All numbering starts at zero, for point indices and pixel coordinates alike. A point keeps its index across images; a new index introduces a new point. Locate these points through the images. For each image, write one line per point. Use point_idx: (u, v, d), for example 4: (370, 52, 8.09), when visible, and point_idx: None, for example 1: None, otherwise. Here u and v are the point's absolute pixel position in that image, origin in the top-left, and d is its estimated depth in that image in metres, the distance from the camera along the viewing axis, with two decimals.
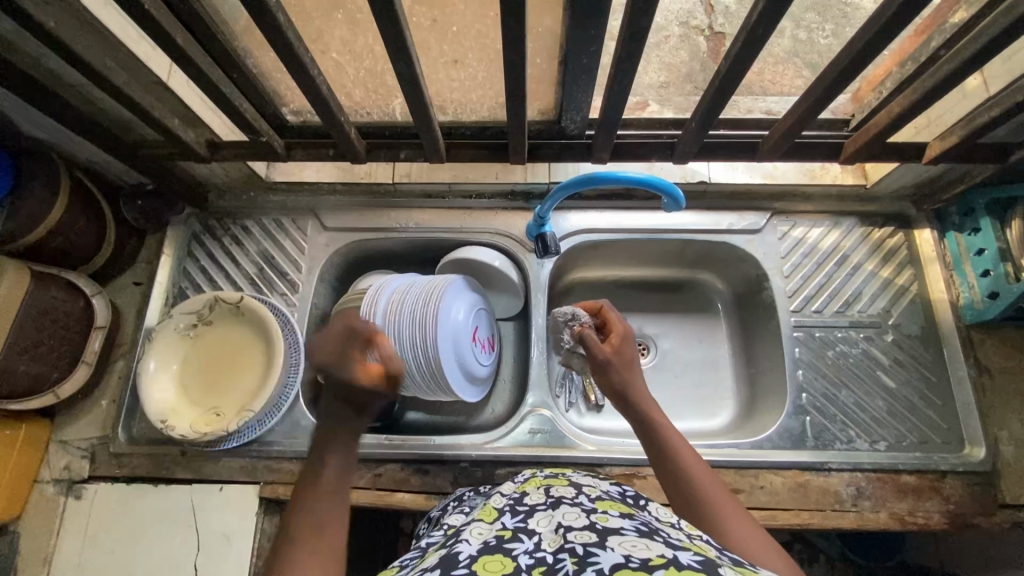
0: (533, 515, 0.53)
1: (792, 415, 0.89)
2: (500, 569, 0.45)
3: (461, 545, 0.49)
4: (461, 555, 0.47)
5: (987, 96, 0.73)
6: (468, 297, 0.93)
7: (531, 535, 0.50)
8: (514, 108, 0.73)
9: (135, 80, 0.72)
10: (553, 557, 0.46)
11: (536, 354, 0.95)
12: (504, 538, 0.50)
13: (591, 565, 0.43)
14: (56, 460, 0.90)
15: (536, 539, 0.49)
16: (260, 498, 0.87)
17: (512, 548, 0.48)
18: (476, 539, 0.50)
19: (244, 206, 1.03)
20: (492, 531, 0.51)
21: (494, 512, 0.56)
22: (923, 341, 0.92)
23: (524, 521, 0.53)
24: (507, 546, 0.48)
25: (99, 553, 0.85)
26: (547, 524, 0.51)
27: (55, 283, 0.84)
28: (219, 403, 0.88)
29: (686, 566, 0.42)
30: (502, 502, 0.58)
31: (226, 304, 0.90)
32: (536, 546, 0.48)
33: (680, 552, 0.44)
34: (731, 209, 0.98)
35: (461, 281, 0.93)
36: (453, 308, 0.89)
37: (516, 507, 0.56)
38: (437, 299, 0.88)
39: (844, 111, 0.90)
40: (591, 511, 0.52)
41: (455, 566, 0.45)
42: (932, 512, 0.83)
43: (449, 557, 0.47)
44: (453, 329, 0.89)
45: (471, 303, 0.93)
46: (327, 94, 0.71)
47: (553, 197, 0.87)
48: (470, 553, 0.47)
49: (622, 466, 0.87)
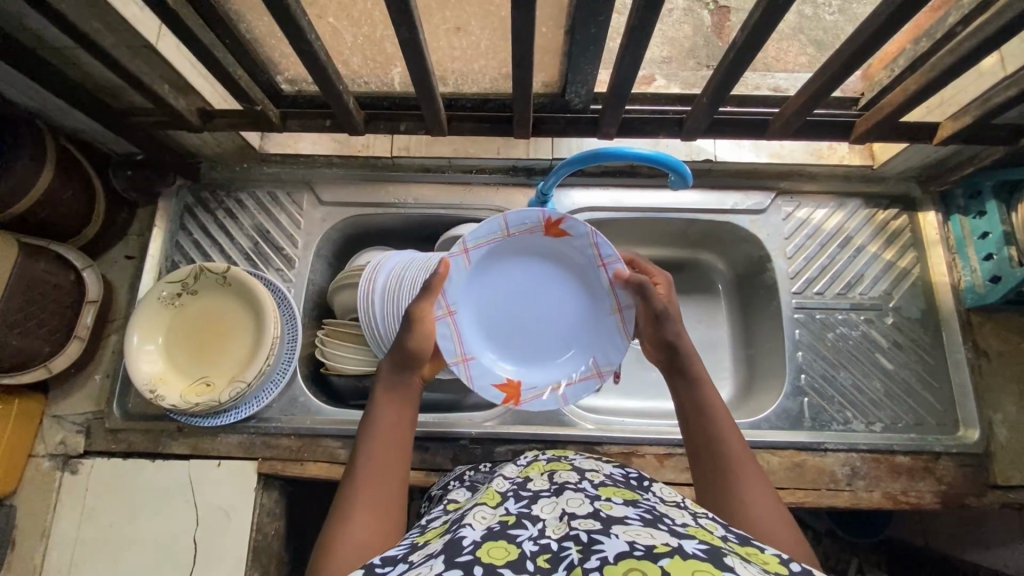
0: (538, 500, 0.53)
1: (791, 396, 0.90)
2: (503, 557, 0.44)
3: (465, 529, 0.48)
4: (465, 541, 0.46)
5: (1004, 76, 0.72)
6: (494, 248, 0.80)
7: (536, 521, 0.49)
8: (520, 78, 0.70)
9: (122, 43, 0.69)
10: (557, 545, 0.45)
11: None
12: (508, 523, 0.49)
13: (595, 553, 0.43)
14: (51, 435, 0.89)
15: (541, 525, 0.49)
16: (259, 474, 0.86)
17: (516, 536, 0.47)
18: (479, 525, 0.49)
19: (238, 178, 1.00)
20: (496, 516, 0.51)
21: (497, 496, 0.55)
22: (923, 323, 0.92)
23: (528, 508, 0.52)
24: (511, 532, 0.48)
25: (99, 528, 0.85)
26: (551, 511, 0.51)
27: (44, 255, 0.82)
28: (209, 373, 0.87)
29: (691, 555, 0.42)
30: (505, 487, 0.57)
31: (212, 274, 0.88)
32: (540, 532, 0.48)
33: (686, 540, 0.44)
34: (736, 188, 0.97)
35: (491, 224, 0.78)
36: (460, 297, 0.79)
37: (520, 492, 0.55)
38: (448, 317, 0.77)
39: (854, 90, 0.88)
40: (595, 498, 0.52)
41: (459, 553, 0.44)
42: (925, 492, 0.85)
43: (451, 542, 0.46)
44: (468, 335, 0.80)
45: (505, 247, 0.81)
46: (325, 61, 0.68)
47: (558, 172, 0.84)
48: (474, 539, 0.46)
49: (621, 445, 0.88)
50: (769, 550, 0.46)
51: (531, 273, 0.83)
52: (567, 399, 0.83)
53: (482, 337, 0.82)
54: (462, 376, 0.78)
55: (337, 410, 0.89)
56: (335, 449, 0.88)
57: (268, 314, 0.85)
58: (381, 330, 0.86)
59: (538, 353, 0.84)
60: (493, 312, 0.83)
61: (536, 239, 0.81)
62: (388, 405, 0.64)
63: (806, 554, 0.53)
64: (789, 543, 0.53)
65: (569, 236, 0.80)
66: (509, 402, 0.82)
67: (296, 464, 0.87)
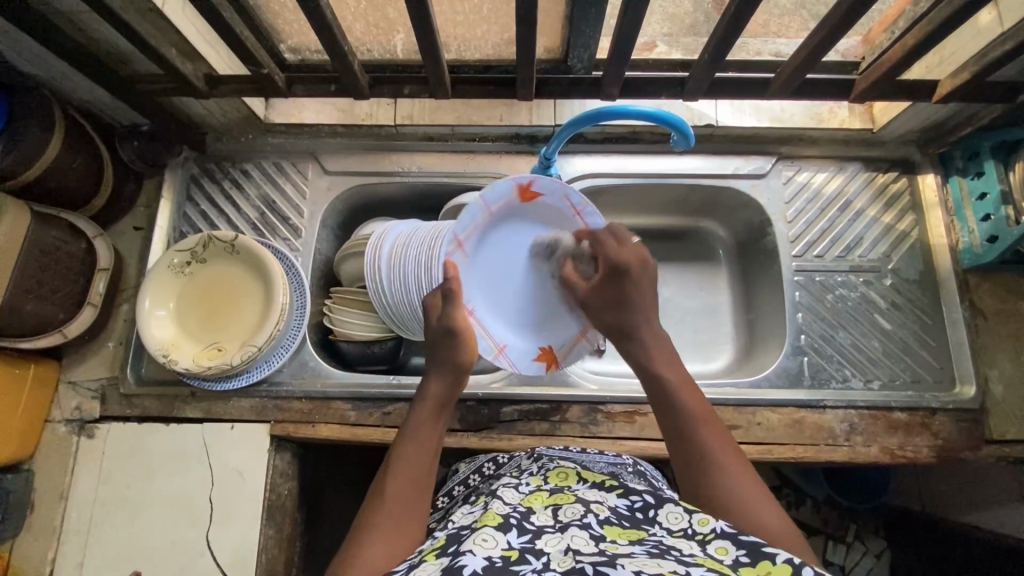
0: (542, 534, 0.53)
1: (790, 355, 0.92)
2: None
3: (466, 555, 0.50)
4: (467, 568, 0.47)
5: (1001, 32, 0.72)
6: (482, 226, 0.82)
7: (539, 555, 0.50)
8: (524, 39, 0.71)
9: (130, 7, 0.70)
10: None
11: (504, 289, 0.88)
12: (511, 558, 0.50)
13: None
14: (67, 401, 0.91)
15: (545, 558, 0.50)
16: (271, 436, 0.88)
17: (518, 570, 0.48)
18: (480, 551, 0.50)
19: (243, 148, 1.01)
20: (498, 546, 0.51)
21: (498, 519, 0.56)
22: (921, 285, 0.94)
23: (531, 542, 0.53)
24: (513, 567, 0.48)
25: (116, 489, 0.87)
26: (555, 544, 0.51)
27: (56, 223, 0.83)
28: (220, 339, 0.89)
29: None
30: (507, 511, 0.57)
31: (221, 242, 0.89)
32: (545, 565, 0.49)
33: (693, 569, 0.46)
34: (737, 153, 0.98)
35: (473, 209, 0.80)
36: (471, 295, 0.83)
37: (524, 523, 0.55)
38: (472, 320, 0.81)
39: (854, 53, 0.86)
40: (599, 539, 0.52)
41: None
42: (921, 447, 0.87)
43: (452, 568, 0.48)
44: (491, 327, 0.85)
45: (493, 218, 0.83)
46: (331, 21, 0.68)
47: (559, 136, 0.85)
48: (475, 566, 0.48)
49: (623, 404, 0.89)
50: (780, 557, 0.48)
51: (514, 235, 0.86)
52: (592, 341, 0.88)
53: (501, 322, 0.86)
54: (504, 365, 0.85)
55: (346, 374, 0.91)
56: (345, 410, 0.90)
57: (276, 280, 0.86)
58: (389, 299, 0.88)
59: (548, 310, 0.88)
60: (497, 290, 0.87)
61: (512, 207, 0.84)
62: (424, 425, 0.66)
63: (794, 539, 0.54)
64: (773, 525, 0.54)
65: (542, 195, 0.83)
66: (552, 367, 0.89)
67: (307, 426, 0.89)
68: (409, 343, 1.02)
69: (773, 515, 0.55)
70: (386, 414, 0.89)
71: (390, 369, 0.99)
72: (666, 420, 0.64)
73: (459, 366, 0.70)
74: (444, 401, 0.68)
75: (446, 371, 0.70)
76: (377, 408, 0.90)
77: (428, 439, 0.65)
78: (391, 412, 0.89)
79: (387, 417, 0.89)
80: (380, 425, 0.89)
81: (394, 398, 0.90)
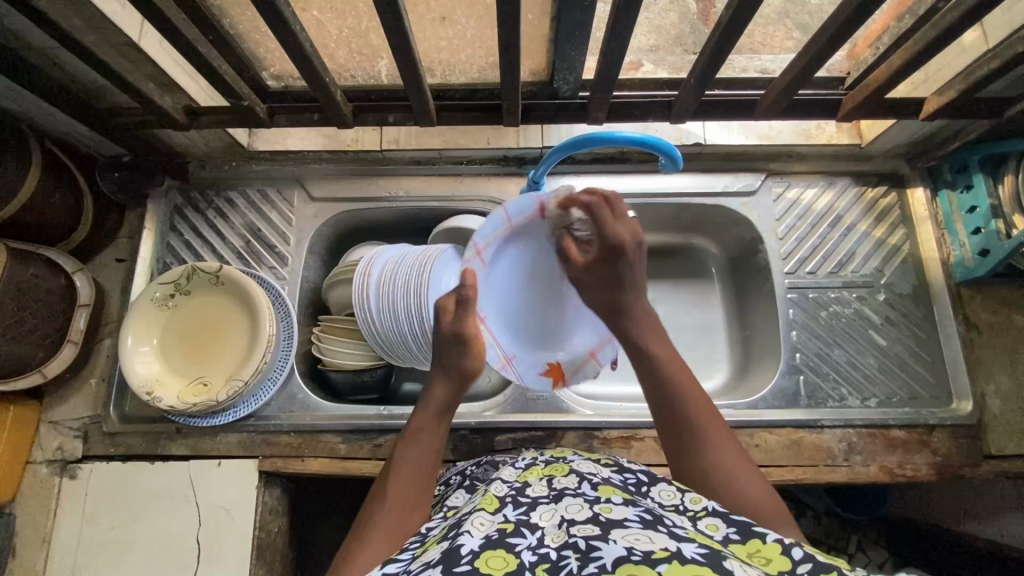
0: (537, 506, 0.54)
1: (785, 374, 0.91)
2: (502, 567, 0.46)
3: (462, 537, 0.49)
4: (462, 550, 0.47)
5: (985, 50, 0.72)
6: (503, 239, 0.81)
7: (534, 529, 0.51)
8: (508, 64, 0.70)
9: (105, 43, 0.68)
10: (556, 554, 0.47)
11: (517, 315, 0.85)
12: (506, 531, 0.50)
13: (593, 562, 0.44)
14: (48, 441, 0.88)
15: (539, 533, 0.50)
16: (260, 472, 0.86)
17: (514, 544, 0.48)
18: (477, 532, 0.50)
19: (227, 176, 0.99)
20: (494, 522, 0.51)
21: (496, 501, 0.55)
22: (915, 299, 0.93)
23: (527, 514, 0.53)
24: (509, 540, 0.49)
25: (100, 532, 0.84)
26: (550, 518, 0.52)
27: (34, 259, 0.81)
28: (205, 373, 0.87)
29: (690, 559, 0.43)
30: (504, 492, 0.57)
31: (205, 274, 0.87)
32: (539, 540, 0.49)
33: (685, 545, 0.45)
34: (726, 171, 0.97)
35: (494, 218, 0.78)
36: (484, 301, 0.81)
37: (519, 498, 0.55)
38: (483, 326, 0.79)
39: (839, 69, 0.85)
40: (594, 502, 0.53)
41: (456, 563, 0.45)
42: (921, 465, 0.86)
43: (449, 551, 0.47)
44: (502, 337, 0.83)
45: (516, 231, 0.81)
46: (311, 52, 0.67)
47: (547, 161, 0.84)
48: (471, 548, 0.47)
49: (620, 429, 0.88)
50: (770, 536, 0.50)
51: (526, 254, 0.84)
52: (601, 362, 0.87)
53: (511, 332, 0.84)
54: (511, 376, 0.82)
55: (336, 406, 0.89)
56: (335, 444, 0.88)
57: (262, 312, 0.84)
58: (377, 324, 0.86)
59: (561, 329, 0.87)
60: (514, 305, 0.85)
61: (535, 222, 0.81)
62: (425, 433, 0.67)
63: (782, 520, 0.59)
64: (763, 501, 0.60)
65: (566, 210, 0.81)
66: (560, 384, 0.86)
67: (297, 461, 0.87)
68: (401, 369, 1.00)
69: (761, 491, 0.60)
70: (377, 446, 0.87)
71: (382, 397, 0.98)
72: (655, 400, 0.68)
73: (462, 370, 0.71)
74: (447, 406, 0.70)
75: (453, 374, 0.71)
76: (368, 441, 0.88)
77: (429, 444, 0.66)
78: (383, 444, 0.87)
79: (379, 449, 0.88)
80: (372, 457, 0.87)
81: (387, 429, 0.88)
